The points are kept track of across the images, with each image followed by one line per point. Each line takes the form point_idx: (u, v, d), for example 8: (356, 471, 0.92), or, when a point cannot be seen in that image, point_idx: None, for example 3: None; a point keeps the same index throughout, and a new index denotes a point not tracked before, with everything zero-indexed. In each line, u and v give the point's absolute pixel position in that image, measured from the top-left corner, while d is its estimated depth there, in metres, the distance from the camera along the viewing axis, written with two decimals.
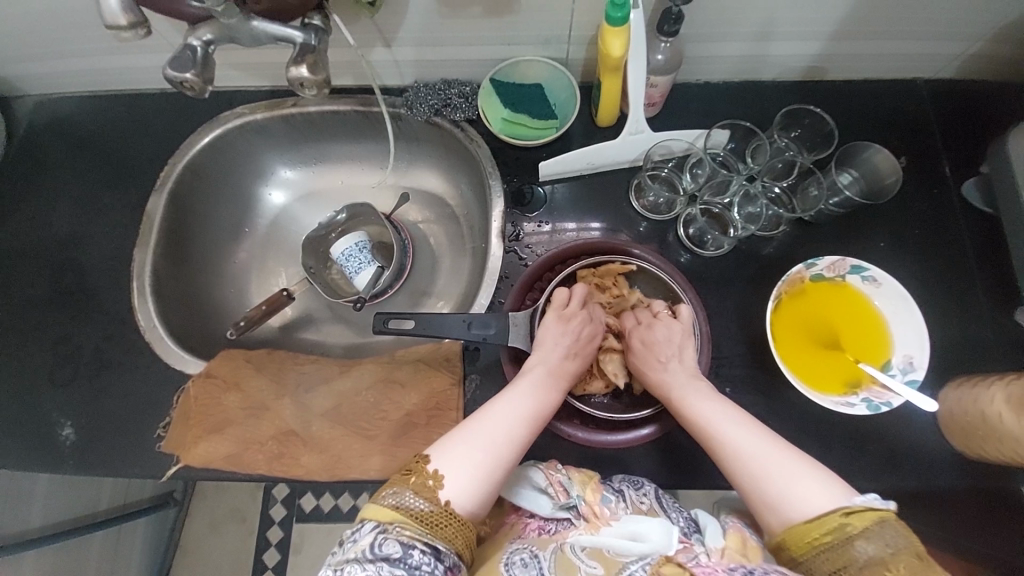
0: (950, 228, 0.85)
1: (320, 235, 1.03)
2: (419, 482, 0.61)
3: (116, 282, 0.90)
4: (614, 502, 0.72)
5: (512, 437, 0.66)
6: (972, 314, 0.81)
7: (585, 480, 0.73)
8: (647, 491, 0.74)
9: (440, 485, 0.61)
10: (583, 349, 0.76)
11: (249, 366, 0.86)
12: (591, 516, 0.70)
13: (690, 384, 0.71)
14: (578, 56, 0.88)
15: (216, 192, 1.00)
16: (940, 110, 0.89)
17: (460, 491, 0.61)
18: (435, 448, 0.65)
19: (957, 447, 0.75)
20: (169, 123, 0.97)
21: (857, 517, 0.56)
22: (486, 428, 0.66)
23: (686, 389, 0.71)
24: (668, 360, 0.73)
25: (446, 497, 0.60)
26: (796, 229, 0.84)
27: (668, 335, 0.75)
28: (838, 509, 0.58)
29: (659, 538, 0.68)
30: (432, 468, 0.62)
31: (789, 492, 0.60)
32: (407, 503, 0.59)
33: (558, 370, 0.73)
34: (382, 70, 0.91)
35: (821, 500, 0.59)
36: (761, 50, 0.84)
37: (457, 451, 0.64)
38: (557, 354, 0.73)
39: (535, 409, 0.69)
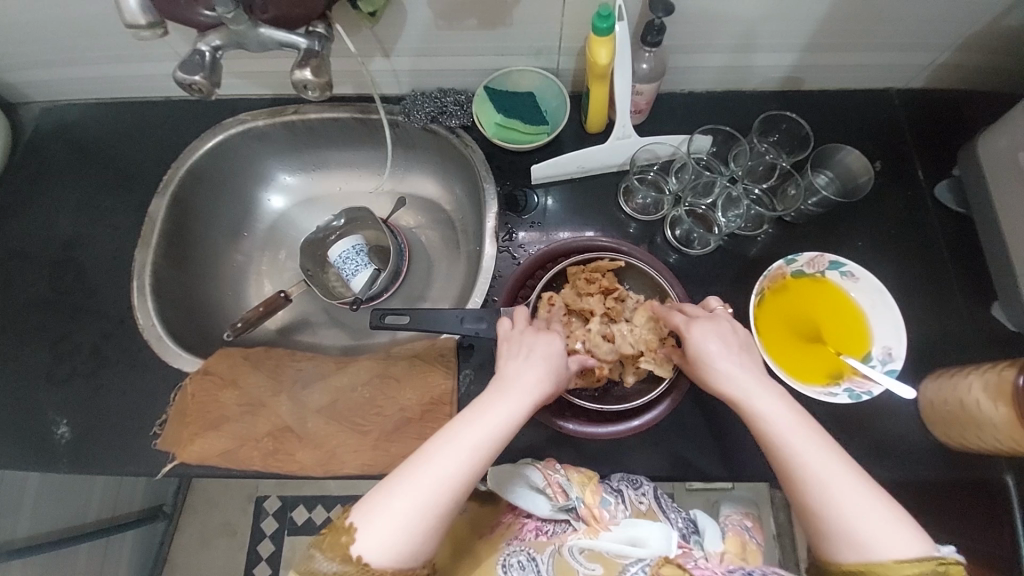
0: (924, 228, 0.89)
1: (318, 238, 1.06)
2: (332, 541, 0.58)
3: (116, 283, 0.92)
4: (613, 505, 0.74)
5: (445, 487, 0.59)
6: (948, 310, 0.84)
7: (585, 481, 0.74)
8: (645, 491, 0.78)
9: (352, 541, 0.57)
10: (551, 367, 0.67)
11: (247, 364, 0.87)
12: (591, 520, 0.72)
13: (768, 397, 0.62)
14: (568, 67, 0.93)
15: (217, 197, 1.03)
16: (910, 118, 0.94)
17: (375, 547, 0.57)
18: (362, 498, 0.60)
19: (938, 436, 0.77)
20: (173, 129, 1.00)
21: (950, 567, 0.55)
22: (417, 478, 0.59)
23: (759, 403, 0.62)
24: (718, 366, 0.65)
25: (356, 552, 0.57)
26: (779, 230, 0.88)
27: (705, 335, 0.66)
28: (930, 558, 0.55)
29: (657, 543, 0.71)
30: (348, 522, 0.59)
31: (869, 531, 0.56)
32: (322, 567, 0.58)
33: (510, 407, 0.63)
34: (381, 79, 0.95)
35: (906, 546, 0.56)
36: (739, 62, 0.89)
37: (382, 501, 0.59)
38: (512, 386, 0.65)
39: (474, 452, 0.60)
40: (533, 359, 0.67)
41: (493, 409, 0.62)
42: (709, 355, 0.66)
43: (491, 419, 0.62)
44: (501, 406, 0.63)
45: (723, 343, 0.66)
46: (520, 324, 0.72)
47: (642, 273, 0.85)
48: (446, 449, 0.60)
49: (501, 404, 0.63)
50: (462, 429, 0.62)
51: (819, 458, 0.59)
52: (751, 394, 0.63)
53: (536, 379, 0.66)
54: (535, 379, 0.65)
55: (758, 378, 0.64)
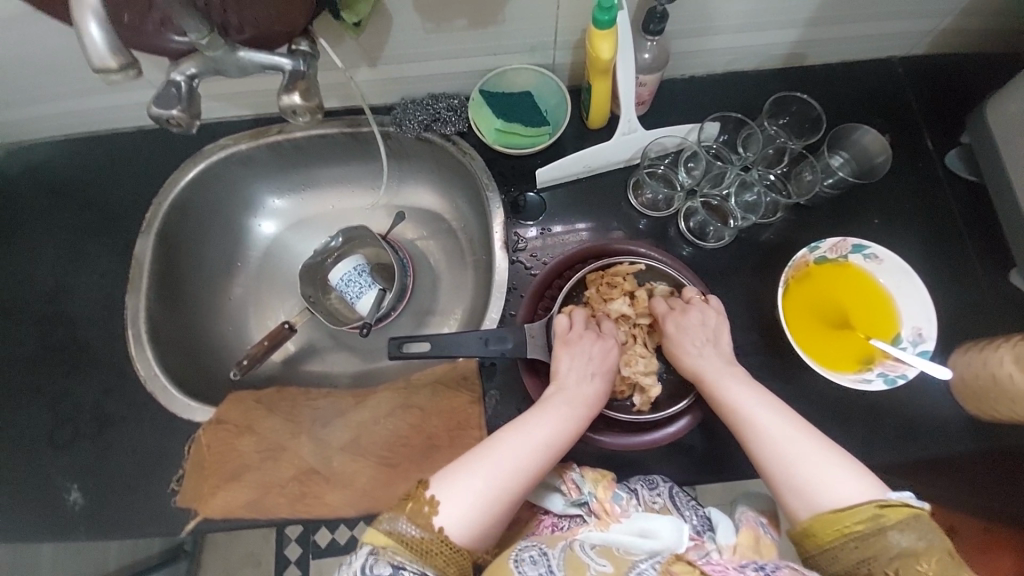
0: (938, 200, 0.87)
1: (316, 262, 1.00)
2: (415, 508, 0.60)
3: (109, 333, 0.87)
4: (626, 499, 0.71)
5: (521, 475, 0.63)
6: (966, 281, 0.84)
7: (597, 478, 0.72)
8: (660, 489, 0.73)
9: (435, 512, 0.60)
10: (600, 368, 0.74)
11: (260, 408, 0.84)
12: (602, 513, 0.69)
13: (722, 372, 0.70)
14: (564, 61, 0.88)
15: (205, 229, 0.97)
16: (916, 86, 0.92)
17: (455, 519, 0.60)
18: (437, 474, 0.63)
19: (970, 411, 0.77)
20: (150, 162, 0.94)
21: (891, 509, 0.56)
22: (494, 461, 0.63)
23: (713, 379, 0.70)
24: (701, 346, 0.73)
25: (440, 523, 0.59)
26: (794, 214, 0.86)
27: (703, 318, 0.75)
28: (872, 502, 0.57)
29: (671, 535, 0.67)
30: (429, 493, 0.61)
31: (815, 480, 0.60)
32: (400, 529, 0.58)
33: (573, 403, 0.70)
34: (368, 90, 0.90)
35: (852, 493, 0.59)
36: (743, 42, 0.85)
37: (458, 479, 0.62)
38: (576, 385, 0.72)
39: (545, 442, 0.66)
40: (593, 366, 0.73)
41: (558, 406, 0.69)
42: (679, 347, 0.74)
43: (560, 418, 0.68)
44: (565, 404, 0.70)
45: (701, 330, 0.74)
46: (578, 324, 0.76)
47: (657, 270, 0.83)
48: (523, 441, 0.65)
49: (569, 408, 0.69)
50: (536, 424, 0.67)
51: (767, 418, 0.65)
52: (711, 373, 0.71)
53: (596, 384, 0.72)
54: (592, 378, 0.72)
55: (714, 360, 0.72)
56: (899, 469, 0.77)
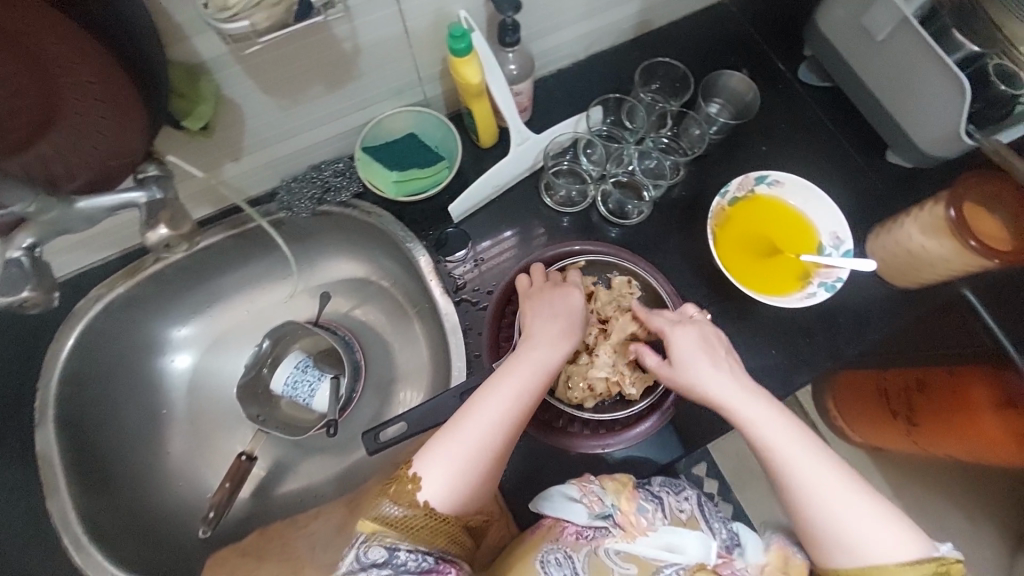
0: (806, 112, 0.95)
1: (251, 376, 0.91)
2: (398, 489, 0.59)
3: (41, 549, 0.75)
4: (651, 512, 0.70)
5: (497, 432, 0.62)
6: (853, 174, 0.92)
7: (619, 488, 0.71)
8: (687, 497, 0.73)
9: (418, 487, 0.59)
10: (568, 313, 0.72)
11: (249, 560, 0.75)
12: (627, 525, 0.68)
13: (744, 399, 0.63)
14: (435, 92, 0.85)
15: (112, 391, 0.86)
16: (754, 17, 0.99)
17: (438, 490, 0.59)
18: (419, 449, 0.62)
19: (902, 287, 0.85)
20: (19, 343, 0.81)
21: (949, 568, 0.53)
22: (469, 426, 0.62)
23: (740, 408, 0.63)
24: (712, 367, 0.65)
25: (423, 498, 0.58)
26: (695, 167, 0.90)
27: (699, 334, 0.68)
28: (929, 559, 0.54)
29: (696, 550, 0.66)
30: (412, 471, 0.60)
31: (859, 531, 0.55)
32: (387, 513, 0.57)
33: (549, 353, 0.68)
34: (242, 184, 0.83)
35: (898, 546, 0.54)
36: (593, 25, 0.88)
37: (439, 451, 0.61)
38: (546, 333, 0.69)
39: (522, 395, 0.64)
40: (556, 312, 0.72)
41: (535, 356, 0.67)
42: (688, 368, 0.66)
43: (532, 371, 0.66)
44: (542, 353, 0.67)
45: (706, 351, 0.67)
46: (538, 280, 0.76)
47: (596, 261, 0.84)
48: (496, 399, 0.63)
49: (536, 351, 0.67)
50: (510, 379, 0.65)
51: (806, 456, 0.59)
52: (736, 402, 0.63)
53: (565, 329, 0.70)
54: (561, 324, 0.71)
55: (739, 387, 0.64)
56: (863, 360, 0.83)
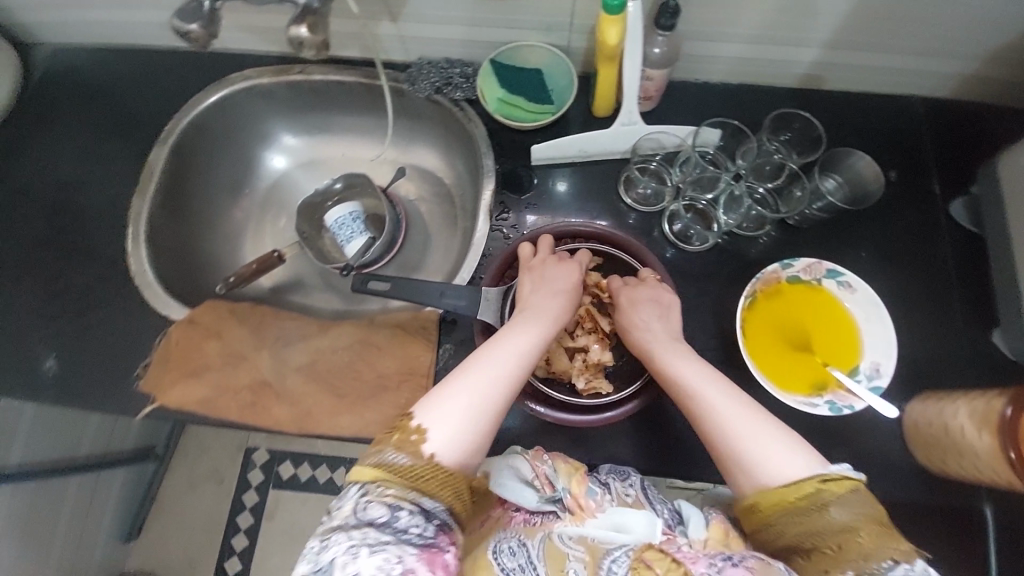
0: (933, 244, 0.86)
1: (315, 201, 1.06)
2: (401, 439, 0.59)
3: (114, 228, 0.93)
4: (600, 494, 0.72)
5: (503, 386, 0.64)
6: (944, 330, 0.82)
7: (570, 471, 0.73)
8: (632, 482, 0.75)
9: (424, 439, 0.59)
10: (566, 292, 0.75)
11: (232, 317, 0.88)
12: (576, 509, 0.70)
13: (669, 345, 0.71)
14: (579, 45, 0.90)
15: (218, 151, 1.03)
16: (932, 127, 0.91)
17: (448, 443, 0.59)
18: (417, 405, 0.63)
19: (917, 458, 0.76)
20: (180, 79, 1.01)
21: (833, 485, 0.57)
22: (470, 377, 0.64)
23: (668, 355, 0.70)
24: (648, 320, 0.74)
25: (431, 451, 0.58)
26: (781, 232, 0.85)
27: (653, 294, 0.75)
28: (813, 477, 0.58)
29: (643, 529, 0.68)
30: (415, 423, 0.60)
31: (764, 457, 0.60)
32: (389, 460, 0.58)
33: (542, 323, 0.71)
34: (387, 43, 0.94)
35: (798, 469, 0.59)
36: (757, 54, 0.86)
37: (439, 401, 0.62)
38: (542, 305, 0.73)
39: (520, 355, 0.67)
40: (555, 287, 0.75)
41: (528, 324, 0.71)
42: (630, 322, 0.74)
43: (531, 332, 0.70)
44: (535, 321, 0.71)
45: (650, 305, 0.75)
46: (542, 252, 0.79)
47: (627, 256, 0.84)
48: (498, 354, 0.67)
49: (536, 321, 0.71)
50: (507, 339, 0.69)
51: (713, 396, 0.65)
52: (656, 344, 0.72)
53: (559, 305, 0.74)
54: (559, 300, 0.74)
55: (661, 335, 0.73)
56: None
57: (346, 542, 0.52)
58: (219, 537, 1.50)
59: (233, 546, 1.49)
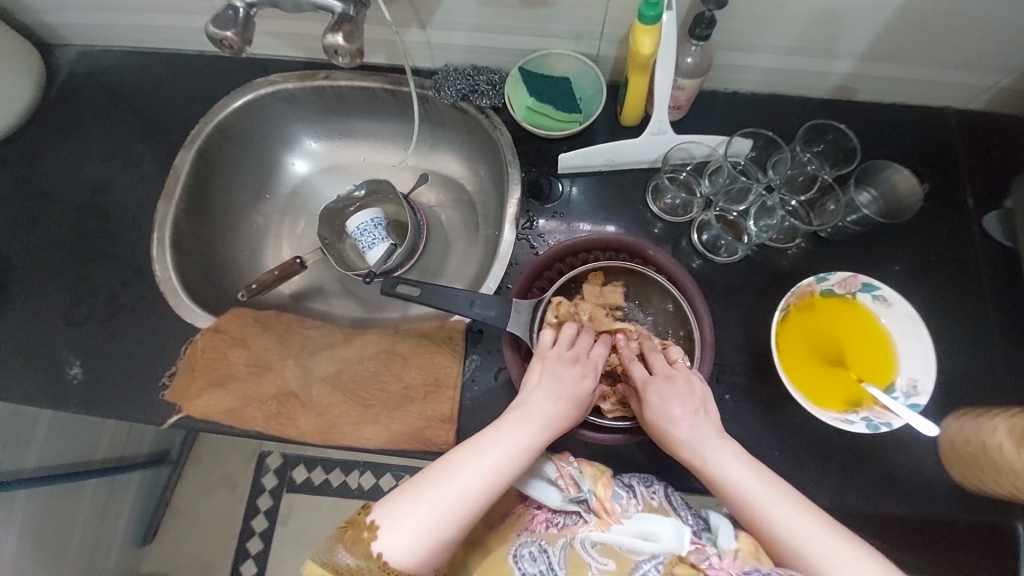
0: (966, 258, 0.84)
1: (338, 207, 1.05)
2: (353, 535, 0.58)
3: (138, 233, 0.93)
4: (626, 498, 0.71)
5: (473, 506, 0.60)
6: (978, 345, 0.81)
7: (596, 475, 0.72)
8: (656, 488, 0.73)
9: (374, 537, 0.58)
10: (570, 394, 0.71)
11: (257, 325, 0.87)
12: (602, 512, 0.68)
13: (716, 448, 0.67)
14: (608, 54, 0.89)
15: (241, 156, 1.03)
16: (964, 139, 0.90)
17: (398, 548, 0.57)
18: (384, 498, 0.61)
19: (956, 478, 0.75)
20: (205, 84, 1.00)
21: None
22: (442, 488, 0.61)
23: (712, 462, 0.66)
24: (680, 418, 0.69)
25: (378, 549, 0.57)
26: (811, 244, 0.85)
27: (684, 389, 0.71)
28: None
29: (671, 538, 0.65)
30: (370, 519, 0.59)
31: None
32: (339, 559, 0.57)
33: (531, 436, 0.66)
34: (414, 51, 0.93)
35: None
36: (790, 65, 0.86)
37: (403, 504, 0.60)
38: (537, 410, 0.68)
39: (498, 471, 0.63)
40: (559, 390, 0.70)
41: (515, 435, 0.66)
42: (661, 420, 0.70)
43: (515, 439, 0.65)
44: (523, 432, 0.66)
45: (682, 399, 0.70)
46: (561, 344, 0.74)
47: (662, 277, 0.83)
48: (472, 466, 0.62)
49: (526, 429, 0.66)
50: (488, 448, 0.64)
51: (766, 502, 0.63)
52: (698, 446, 0.68)
53: (556, 411, 0.69)
54: (553, 406, 0.69)
55: (709, 436, 0.68)
56: (867, 516, 0.75)
57: None
58: (233, 540, 1.50)
59: (246, 549, 1.48)
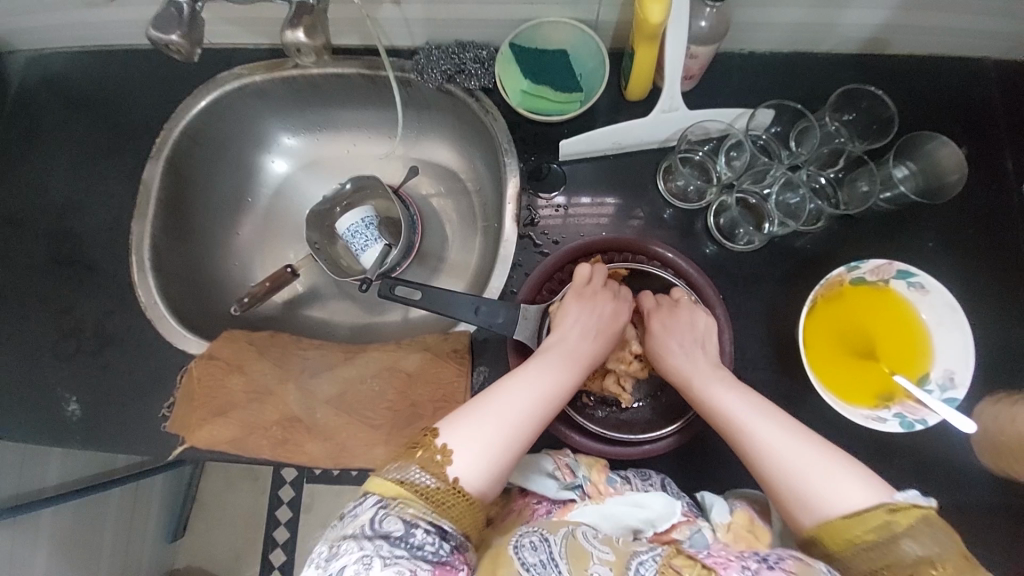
0: (1009, 229, 0.77)
1: (325, 208, 0.98)
2: (425, 457, 0.57)
3: (115, 256, 0.87)
4: (620, 483, 0.69)
5: (509, 440, 0.59)
6: (1017, 324, 0.75)
7: (591, 462, 0.70)
8: (654, 480, 0.71)
9: (449, 462, 0.56)
10: (608, 330, 0.71)
11: (252, 348, 0.83)
12: (597, 495, 0.67)
13: (714, 374, 0.66)
14: (609, 19, 0.78)
15: (215, 160, 0.95)
16: (1012, 94, 0.80)
17: (467, 466, 0.57)
18: (445, 420, 0.60)
19: (987, 464, 0.72)
20: (165, 82, 0.91)
21: (902, 515, 0.52)
22: (474, 421, 0.59)
23: (710, 385, 0.65)
24: (687, 346, 0.69)
25: (452, 473, 0.56)
26: (839, 224, 0.78)
27: (691, 320, 0.70)
28: (880, 506, 0.53)
29: (664, 513, 0.65)
30: (440, 442, 0.58)
31: (823, 488, 0.55)
32: (412, 478, 0.55)
33: (566, 365, 0.66)
34: (390, 29, 0.83)
35: (867, 496, 0.54)
36: (817, 19, 0.75)
37: (463, 426, 0.59)
38: (573, 341, 0.68)
39: (545, 397, 0.63)
40: (593, 324, 0.70)
41: (550, 364, 0.65)
42: (664, 351, 0.70)
43: (555, 370, 0.65)
44: (557, 362, 0.66)
45: (688, 328, 0.70)
46: (597, 280, 0.73)
47: (681, 282, 0.77)
48: (518, 392, 0.62)
49: (559, 360, 0.66)
50: (530, 375, 0.64)
51: (764, 426, 0.60)
52: (697, 376, 0.67)
53: (594, 344, 0.69)
54: (586, 337, 0.69)
55: (704, 366, 0.67)
56: None
57: (359, 554, 0.51)
58: (261, 531, 1.54)
59: (274, 539, 1.53)
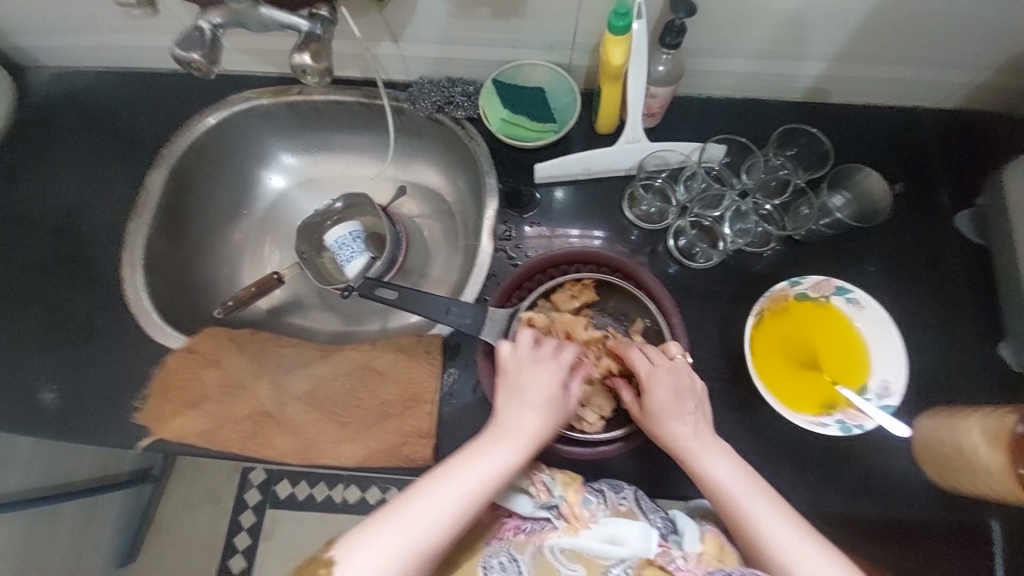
0: (941, 258, 0.85)
1: (315, 221, 1.04)
2: (312, 572, 0.56)
3: (107, 254, 0.91)
4: (595, 503, 0.69)
5: (411, 547, 0.57)
6: (954, 344, 0.81)
7: (568, 480, 0.70)
8: (626, 493, 0.70)
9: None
10: (546, 408, 0.67)
11: (231, 344, 0.86)
12: (571, 518, 0.68)
13: (712, 451, 0.65)
14: (581, 63, 0.90)
15: (215, 171, 1.01)
16: (935, 140, 0.91)
17: None
18: (345, 533, 0.58)
19: (929, 476, 0.75)
20: (178, 99, 0.99)
21: None
22: (381, 531, 0.58)
23: (708, 463, 0.65)
24: (680, 416, 0.66)
25: None
26: (787, 248, 0.85)
27: (673, 391, 0.67)
28: None
29: (638, 542, 0.66)
30: (330, 555, 0.57)
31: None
32: None
33: (498, 455, 0.63)
34: (388, 63, 0.93)
35: None
36: (761, 70, 0.86)
37: (361, 539, 0.57)
38: (506, 428, 0.65)
39: (465, 496, 0.60)
40: (529, 404, 0.67)
41: (478, 456, 0.63)
42: (662, 415, 0.67)
43: (482, 464, 0.62)
44: (486, 453, 0.63)
45: (680, 402, 0.67)
46: (520, 351, 0.69)
47: (641, 292, 0.81)
48: (432, 493, 0.60)
49: (496, 449, 0.63)
50: (454, 472, 0.61)
51: (761, 509, 0.62)
52: (695, 450, 0.65)
53: (532, 426, 0.66)
54: (522, 421, 0.66)
55: (705, 437, 0.66)
56: (851, 521, 0.74)
57: None
58: (217, 560, 1.46)
59: (231, 569, 1.45)
